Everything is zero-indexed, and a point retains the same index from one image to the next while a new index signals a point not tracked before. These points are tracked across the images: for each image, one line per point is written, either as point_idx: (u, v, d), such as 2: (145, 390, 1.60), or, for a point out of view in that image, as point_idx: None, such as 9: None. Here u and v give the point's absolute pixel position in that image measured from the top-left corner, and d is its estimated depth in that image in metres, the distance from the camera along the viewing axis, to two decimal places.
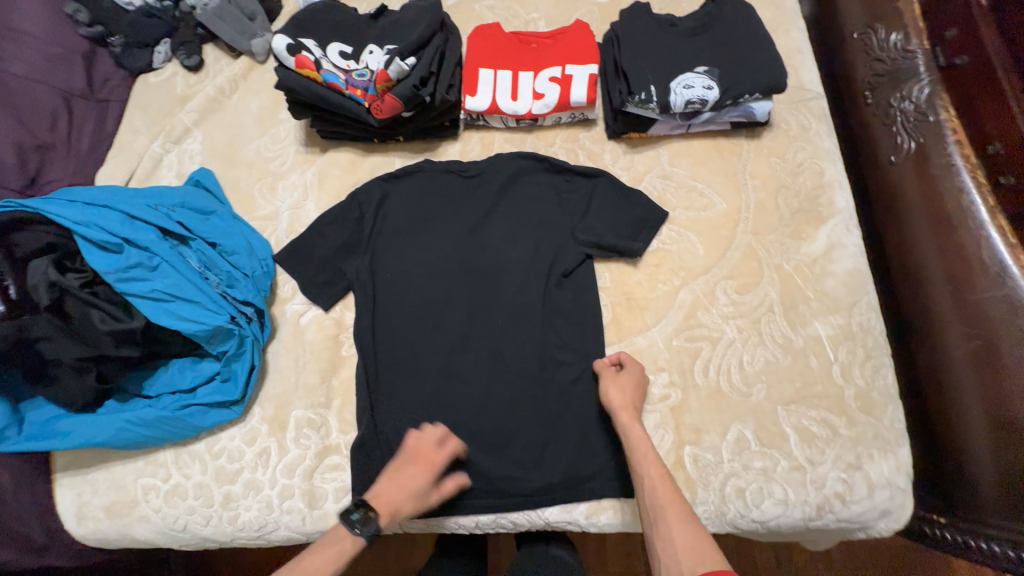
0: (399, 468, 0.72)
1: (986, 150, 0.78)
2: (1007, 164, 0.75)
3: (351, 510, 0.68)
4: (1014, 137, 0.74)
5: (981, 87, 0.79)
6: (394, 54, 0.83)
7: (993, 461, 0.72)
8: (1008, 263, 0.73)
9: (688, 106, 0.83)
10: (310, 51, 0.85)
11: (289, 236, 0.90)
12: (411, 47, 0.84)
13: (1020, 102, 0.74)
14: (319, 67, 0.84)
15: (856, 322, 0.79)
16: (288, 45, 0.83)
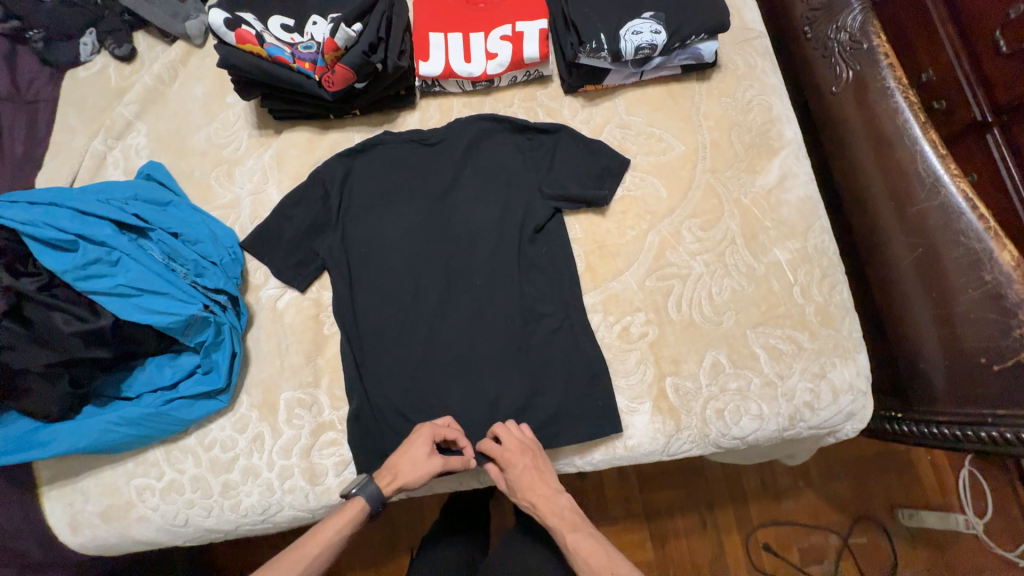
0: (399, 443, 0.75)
1: (919, 78, 0.94)
2: (937, 92, 0.92)
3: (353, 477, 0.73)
4: (942, 66, 0.90)
5: (911, 18, 0.94)
6: (339, 21, 0.81)
7: (941, 355, 0.79)
8: (941, 173, 0.79)
9: (639, 52, 0.85)
10: (251, 26, 0.82)
11: (253, 222, 0.88)
12: (356, 13, 0.83)
13: (946, 30, 0.89)
14: (263, 41, 0.82)
15: (812, 244, 0.85)
16: (226, 19, 0.80)
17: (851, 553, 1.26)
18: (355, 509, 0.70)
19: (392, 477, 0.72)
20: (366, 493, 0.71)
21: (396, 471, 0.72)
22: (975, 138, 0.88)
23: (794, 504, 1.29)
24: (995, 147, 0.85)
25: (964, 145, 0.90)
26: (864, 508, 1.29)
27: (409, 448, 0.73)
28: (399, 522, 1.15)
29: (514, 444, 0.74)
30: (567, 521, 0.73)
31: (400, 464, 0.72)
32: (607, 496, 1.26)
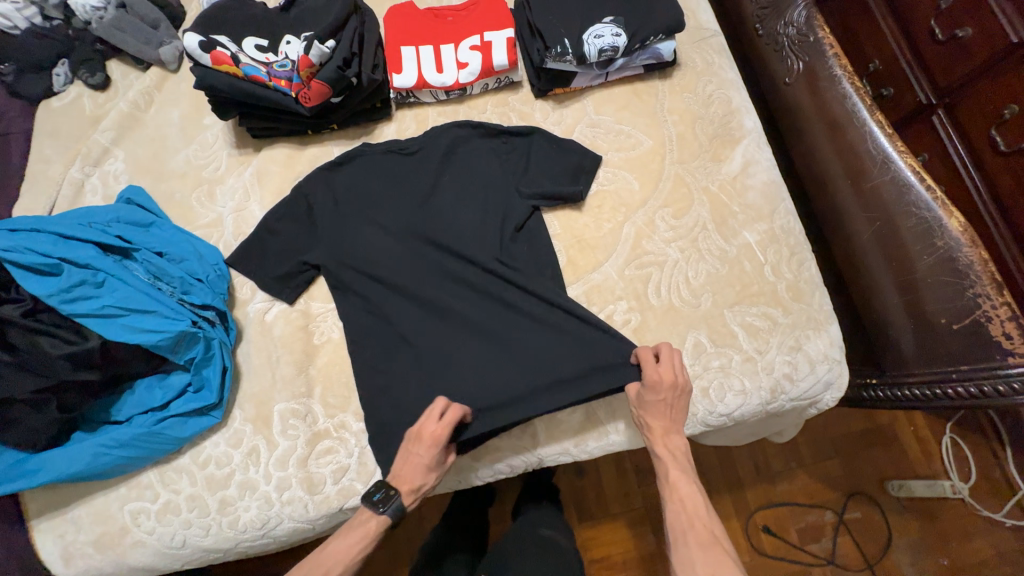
0: (409, 449, 0.74)
1: (868, 67, 1.01)
2: (886, 80, 0.99)
3: (373, 492, 0.72)
4: (887, 55, 0.97)
5: (853, 11, 1.01)
6: (312, 39, 0.84)
7: (909, 320, 0.84)
8: (889, 151, 0.84)
9: (602, 54, 0.89)
10: (225, 47, 0.84)
11: (237, 239, 0.89)
12: (328, 30, 0.86)
13: (885, 21, 0.96)
14: (238, 61, 0.84)
15: (778, 225, 0.89)
16: (200, 41, 0.82)
17: (847, 528, 1.30)
18: (385, 520, 0.72)
19: (413, 484, 0.73)
20: (392, 509, 0.71)
21: (412, 477, 0.73)
22: (924, 119, 0.94)
23: (789, 484, 1.32)
24: (941, 126, 0.91)
25: (913, 127, 0.96)
26: (855, 482, 1.33)
27: (422, 453, 0.72)
28: (400, 535, 1.15)
29: (669, 376, 0.74)
30: (675, 458, 0.75)
31: (410, 471, 0.73)
32: (607, 491, 1.26)
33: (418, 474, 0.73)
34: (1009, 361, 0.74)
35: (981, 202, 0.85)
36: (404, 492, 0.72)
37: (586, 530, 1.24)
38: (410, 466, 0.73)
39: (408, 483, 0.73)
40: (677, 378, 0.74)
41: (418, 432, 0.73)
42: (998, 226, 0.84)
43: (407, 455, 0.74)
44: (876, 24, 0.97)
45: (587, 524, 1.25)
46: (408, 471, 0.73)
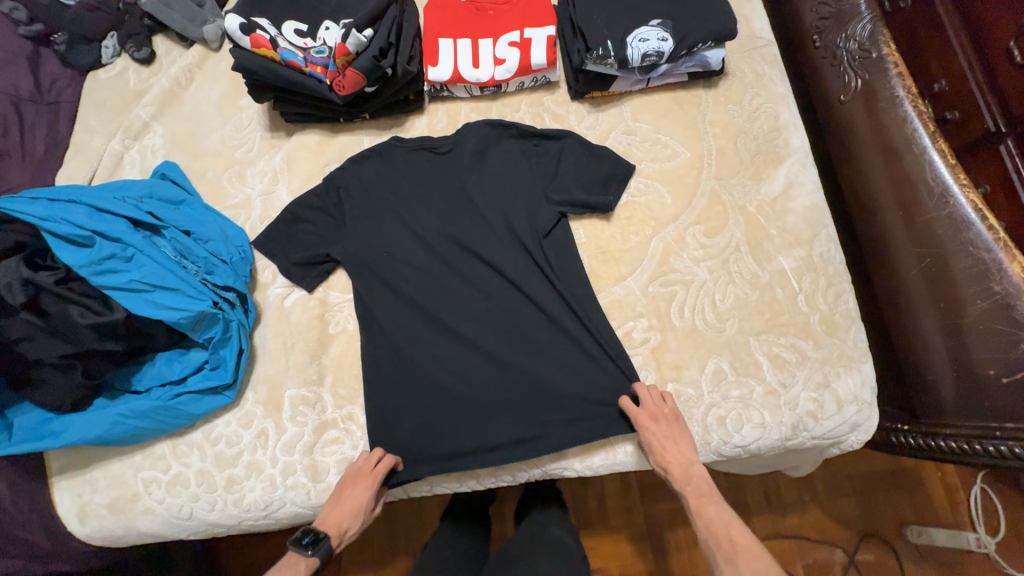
0: (342, 491, 0.75)
1: (932, 88, 0.94)
2: (949, 103, 0.92)
3: (302, 535, 0.71)
4: (956, 75, 0.90)
5: (923, 26, 0.95)
6: (350, 27, 0.82)
7: (953, 368, 0.78)
8: (950, 183, 0.79)
9: (645, 59, 0.85)
10: (265, 30, 0.83)
11: (263, 222, 0.90)
12: (366, 19, 0.84)
13: (959, 42, 0.89)
14: (276, 46, 0.83)
15: (817, 253, 0.84)
16: (241, 24, 0.82)
17: (858, 568, 1.24)
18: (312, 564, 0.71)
19: (341, 530, 0.73)
20: (320, 552, 0.71)
21: (340, 521, 0.73)
22: (987, 150, 0.86)
23: (800, 517, 1.27)
24: (1008, 157, 0.83)
25: (976, 157, 0.88)
26: (870, 524, 1.27)
27: (355, 497, 0.74)
28: (399, 524, 1.16)
29: (654, 411, 0.75)
30: (696, 488, 0.73)
31: (341, 515, 0.74)
32: (610, 503, 1.24)
33: (347, 518, 0.74)
34: None
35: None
36: (333, 537, 0.73)
37: (585, 540, 1.22)
38: (339, 511, 0.74)
39: (337, 526, 0.73)
40: (667, 411, 0.75)
41: (355, 474, 0.76)
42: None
43: (338, 498, 0.75)
44: (948, 42, 0.91)
45: (588, 531, 1.23)
46: (339, 514, 0.74)
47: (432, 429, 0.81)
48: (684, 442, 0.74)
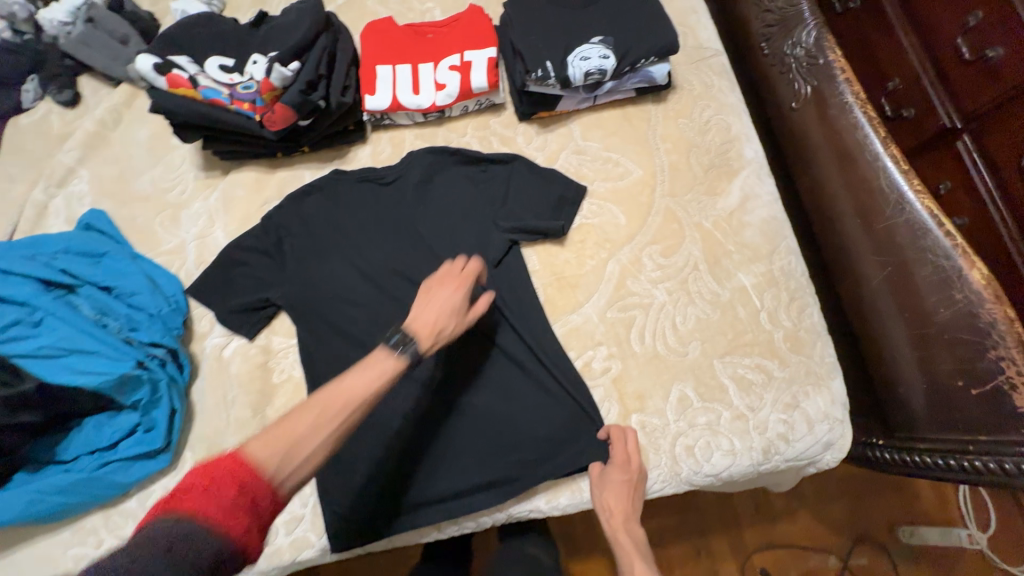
0: (430, 295, 0.70)
1: (886, 87, 0.94)
2: (904, 99, 0.92)
3: (390, 335, 0.63)
4: (909, 74, 0.90)
5: (872, 23, 0.94)
6: (273, 61, 0.79)
7: (924, 379, 0.75)
8: (904, 189, 0.77)
9: (588, 77, 0.82)
10: (182, 68, 0.79)
11: (199, 267, 0.85)
12: (291, 51, 0.80)
13: (909, 40, 0.89)
14: (196, 84, 0.79)
15: (777, 267, 0.82)
16: (155, 64, 0.78)
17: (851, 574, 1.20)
18: (405, 364, 0.61)
19: (436, 329, 0.66)
20: (408, 351, 0.62)
21: (432, 318, 0.67)
22: (947, 144, 0.87)
23: (788, 526, 1.24)
24: (966, 153, 0.84)
25: (936, 152, 0.89)
26: (859, 527, 1.24)
27: (444, 298, 0.69)
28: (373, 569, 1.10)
29: (623, 453, 0.72)
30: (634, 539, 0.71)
31: (434, 315, 0.67)
32: (594, 530, 1.19)
33: (443, 317, 0.67)
34: None
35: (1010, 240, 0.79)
36: (422, 342, 0.64)
37: (570, 570, 1.17)
38: (434, 310, 0.68)
39: (429, 329, 0.66)
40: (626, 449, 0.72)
41: (446, 275, 0.72)
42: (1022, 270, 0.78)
43: (427, 299, 0.69)
44: (897, 40, 0.91)
45: (576, 558, 1.18)
46: (432, 313, 0.67)
47: (388, 479, 0.75)
48: (638, 493, 0.72)
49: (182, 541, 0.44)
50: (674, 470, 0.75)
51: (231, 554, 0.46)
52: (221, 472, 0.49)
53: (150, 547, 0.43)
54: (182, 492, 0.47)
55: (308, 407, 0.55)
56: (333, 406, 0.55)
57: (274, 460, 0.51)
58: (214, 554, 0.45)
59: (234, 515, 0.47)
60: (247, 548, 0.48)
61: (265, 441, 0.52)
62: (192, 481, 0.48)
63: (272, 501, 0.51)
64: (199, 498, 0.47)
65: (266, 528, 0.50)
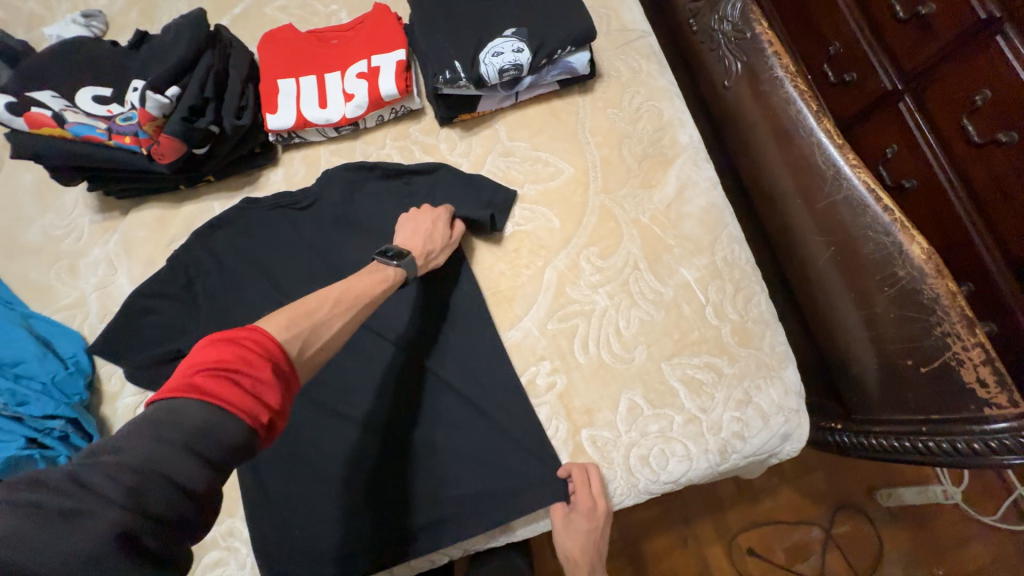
0: (416, 220, 0.76)
1: (829, 51, 0.96)
2: (847, 64, 0.94)
3: (385, 250, 0.70)
4: (847, 39, 0.92)
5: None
6: (146, 88, 0.71)
7: (877, 359, 0.72)
8: (841, 164, 0.73)
9: (503, 74, 0.76)
10: (44, 106, 0.71)
11: (103, 321, 0.78)
12: (167, 75, 0.73)
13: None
14: (63, 121, 0.71)
15: (720, 258, 0.78)
16: (8, 104, 0.70)
17: (835, 544, 1.18)
18: (400, 274, 0.68)
19: (425, 250, 0.73)
20: (404, 263, 0.69)
21: (422, 241, 0.73)
22: (891, 106, 0.88)
23: (771, 502, 1.21)
24: (907, 113, 0.85)
25: (880, 115, 0.90)
26: (841, 495, 1.22)
27: (430, 225, 0.75)
28: None
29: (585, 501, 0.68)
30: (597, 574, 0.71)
31: (421, 238, 0.74)
32: None
33: (431, 241, 0.74)
34: (985, 414, 0.63)
35: (955, 196, 0.80)
36: (417, 259, 0.72)
37: None
38: (421, 236, 0.74)
39: (421, 248, 0.73)
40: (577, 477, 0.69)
41: (424, 210, 0.77)
42: (974, 222, 0.78)
43: (414, 227, 0.75)
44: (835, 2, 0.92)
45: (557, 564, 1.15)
46: (421, 237, 0.74)
47: (329, 528, 0.70)
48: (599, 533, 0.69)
49: (201, 418, 0.41)
50: (629, 482, 0.71)
51: (253, 434, 0.44)
52: (241, 348, 0.46)
53: (167, 425, 0.40)
54: (201, 368, 0.44)
55: (325, 299, 0.58)
56: (348, 298, 0.60)
57: (301, 335, 0.52)
58: (239, 432, 0.42)
59: (253, 394, 0.44)
60: (264, 431, 0.45)
61: (289, 319, 0.52)
62: (212, 357, 0.44)
63: (288, 380, 0.49)
64: (224, 375, 0.44)
65: (287, 409, 0.48)
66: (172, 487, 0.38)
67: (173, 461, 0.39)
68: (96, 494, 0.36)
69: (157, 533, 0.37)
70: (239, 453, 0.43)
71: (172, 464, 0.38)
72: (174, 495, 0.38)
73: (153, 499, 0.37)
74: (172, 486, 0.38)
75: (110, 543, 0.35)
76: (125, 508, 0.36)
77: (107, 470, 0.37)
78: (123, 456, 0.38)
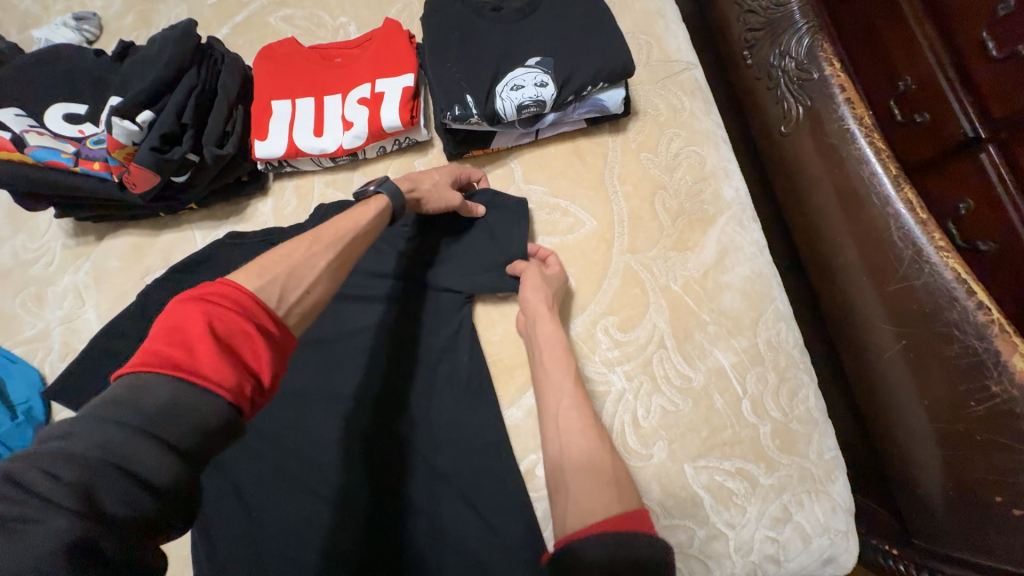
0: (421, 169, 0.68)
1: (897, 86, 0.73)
2: (918, 102, 0.70)
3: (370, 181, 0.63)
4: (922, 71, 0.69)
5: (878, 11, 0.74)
6: (115, 112, 0.63)
7: (950, 484, 0.59)
8: (923, 243, 0.59)
9: (522, 111, 0.66)
10: (5, 127, 0.65)
11: (65, 359, 0.71)
12: (143, 96, 0.65)
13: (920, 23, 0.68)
14: (24, 145, 0.65)
15: (762, 341, 0.66)
16: None
17: None
18: (382, 202, 0.60)
19: (413, 187, 0.64)
20: (387, 189, 0.61)
21: (415, 179, 0.65)
22: (964, 160, 0.67)
23: None
24: (991, 166, 0.64)
25: (947, 167, 0.69)
26: None
27: (433, 173, 0.68)
28: None
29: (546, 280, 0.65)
30: None
31: (414, 177, 0.66)
32: None
33: (427, 186, 0.66)
34: None
35: None
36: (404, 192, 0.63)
37: None
38: (417, 176, 0.66)
39: (411, 186, 0.64)
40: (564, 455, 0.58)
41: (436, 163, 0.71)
42: None
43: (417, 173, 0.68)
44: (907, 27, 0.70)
45: None
46: (416, 180, 0.66)
47: None
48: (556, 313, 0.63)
49: (168, 394, 0.35)
50: None
51: (233, 408, 0.37)
52: (211, 305, 0.40)
53: (129, 404, 0.34)
54: (166, 332, 0.38)
55: (309, 238, 0.51)
56: (334, 236, 0.53)
57: (277, 282, 0.45)
58: (218, 410, 0.36)
59: (230, 360, 0.38)
60: (248, 404, 0.39)
61: (269, 265, 0.46)
62: (181, 321, 0.39)
63: (273, 338, 0.42)
64: (192, 338, 0.38)
65: (274, 378, 0.41)
66: (129, 478, 0.31)
67: (130, 445, 0.32)
68: (35, 491, 0.28)
69: (117, 538, 0.29)
70: (216, 437, 0.36)
71: (129, 451, 0.32)
72: (137, 488, 0.31)
73: (107, 490, 0.30)
74: (133, 480, 0.31)
75: (56, 555, 0.27)
76: (77, 509, 0.28)
77: (55, 462, 0.30)
78: (72, 443, 0.31)
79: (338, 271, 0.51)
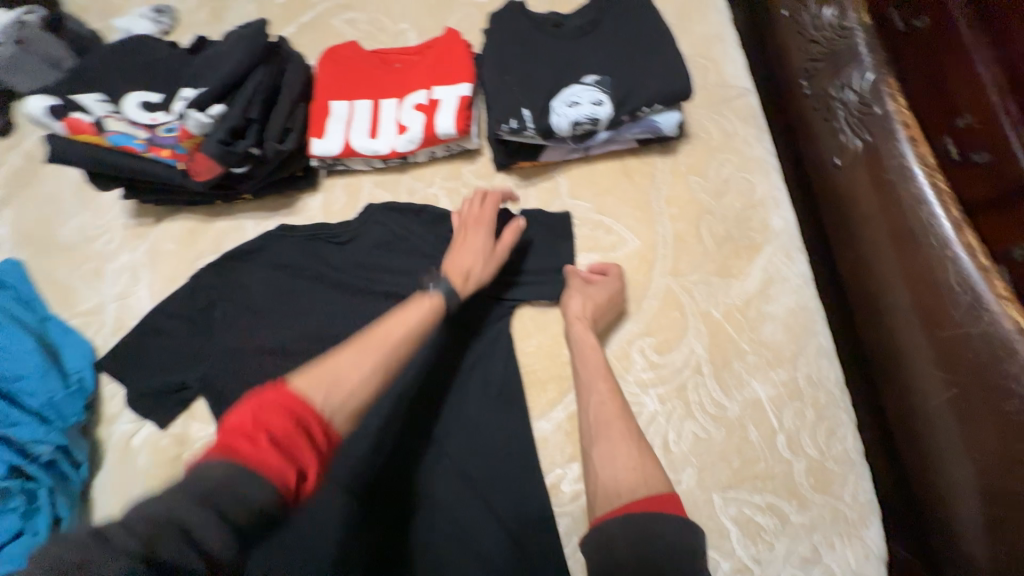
0: (462, 235, 0.67)
1: None
2: None
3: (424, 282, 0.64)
4: None
5: None
6: (191, 104, 0.68)
7: (993, 541, 0.57)
8: (983, 290, 0.58)
9: (577, 128, 0.66)
10: (86, 111, 0.69)
11: (117, 334, 0.74)
12: (216, 91, 0.69)
13: None
14: (103, 129, 0.69)
15: (802, 376, 0.65)
16: (51, 107, 0.68)
17: None
18: (438, 303, 0.59)
19: (466, 270, 0.64)
20: (440, 290, 0.60)
21: (462, 260, 0.64)
22: None
23: None
24: None
25: None
26: None
27: (474, 238, 0.66)
28: None
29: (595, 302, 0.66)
30: None
31: (461, 257, 0.65)
32: None
33: (476, 255, 0.65)
34: None
35: None
36: (458, 282, 0.63)
37: None
38: (462, 249, 0.65)
39: (459, 270, 0.64)
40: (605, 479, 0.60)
41: (468, 216, 0.68)
42: None
43: (458, 242, 0.67)
44: None
45: None
46: (460, 258, 0.65)
47: None
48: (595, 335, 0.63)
49: (223, 476, 0.37)
50: None
51: (276, 495, 0.38)
52: (273, 401, 0.43)
53: (191, 480, 0.37)
54: (231, 427, 0.42)
55: (351, 349, 0.51)
56: (370, 338, 0.53)
57: (327, 383, 0.47)
58: (264, 494, 0.38)
59: (282, 453, 0.40)
60: (290, 497, 0.40)
61: (314, 372, 0.48)
62: (246, 416, 0.42)
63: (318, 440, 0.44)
64: (251, 433, 0.41)
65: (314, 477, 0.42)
66: (186, 540, 0.33)
67: (191, 511, 0.34)
68: (113, 542, 0.32)
69: None
70: (259, 521, 0.37)
71: (187, 514, 0.34)
72: (188, 549, 0.33)
73: (164, 548, 0.32)
74: (185, 539, 0.33)
75: None
76: (139, 555, 0.31)
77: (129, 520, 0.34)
78: (146, 505, 0.35)
79: (386, 378, 0.51)
